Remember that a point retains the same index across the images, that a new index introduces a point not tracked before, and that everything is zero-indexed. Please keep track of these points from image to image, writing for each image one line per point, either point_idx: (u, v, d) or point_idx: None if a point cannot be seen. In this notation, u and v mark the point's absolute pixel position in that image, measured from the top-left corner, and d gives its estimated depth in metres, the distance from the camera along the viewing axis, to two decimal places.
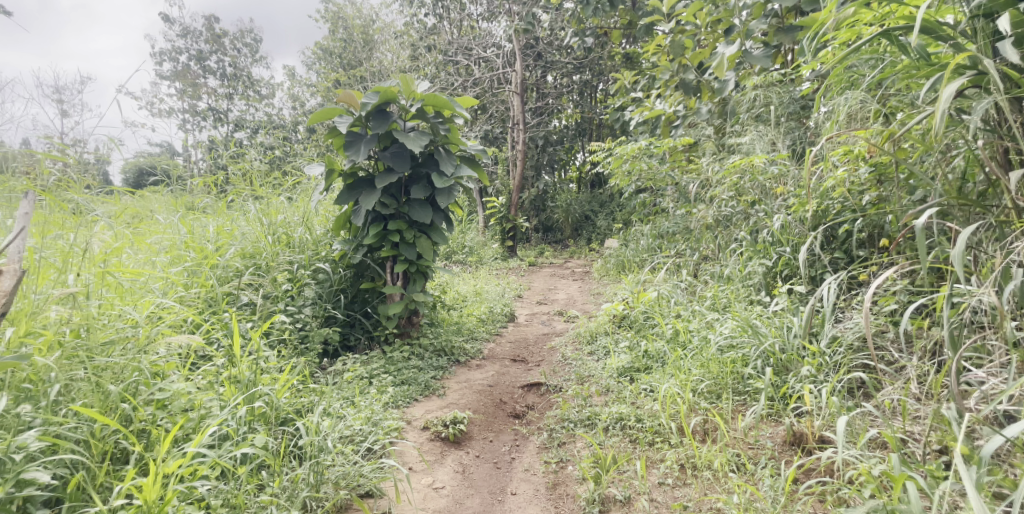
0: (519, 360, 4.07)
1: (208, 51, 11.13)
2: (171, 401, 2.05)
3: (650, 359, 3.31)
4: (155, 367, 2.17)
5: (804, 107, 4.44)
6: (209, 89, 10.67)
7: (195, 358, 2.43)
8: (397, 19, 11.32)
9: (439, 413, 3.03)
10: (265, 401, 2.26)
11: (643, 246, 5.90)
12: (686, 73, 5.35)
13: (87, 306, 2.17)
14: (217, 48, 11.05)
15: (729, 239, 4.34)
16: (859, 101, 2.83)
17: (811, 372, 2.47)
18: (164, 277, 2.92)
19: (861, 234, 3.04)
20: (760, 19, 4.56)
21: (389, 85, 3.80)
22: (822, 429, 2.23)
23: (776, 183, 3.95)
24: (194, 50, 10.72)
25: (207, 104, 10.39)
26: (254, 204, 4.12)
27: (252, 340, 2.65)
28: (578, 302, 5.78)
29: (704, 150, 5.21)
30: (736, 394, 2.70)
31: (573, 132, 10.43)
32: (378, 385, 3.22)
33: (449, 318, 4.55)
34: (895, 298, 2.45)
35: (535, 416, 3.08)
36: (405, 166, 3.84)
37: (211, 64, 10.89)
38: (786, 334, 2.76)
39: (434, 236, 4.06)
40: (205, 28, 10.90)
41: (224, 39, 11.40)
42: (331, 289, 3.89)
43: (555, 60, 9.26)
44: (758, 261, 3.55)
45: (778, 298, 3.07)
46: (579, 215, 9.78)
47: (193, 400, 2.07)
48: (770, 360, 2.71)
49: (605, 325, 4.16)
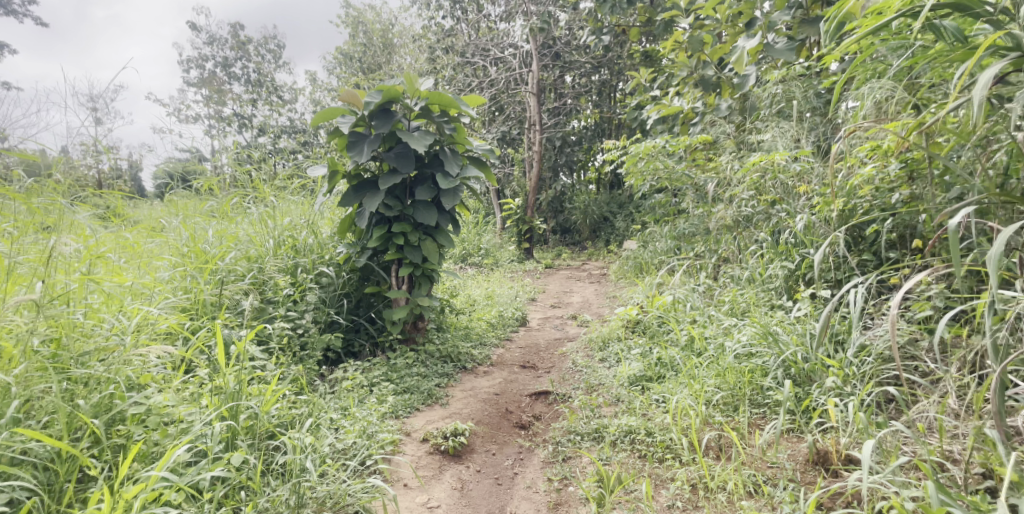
0: (528, 367, 3.91)
1: (233, 58, 11.44)
2: (146, 416, 1.96)
3: (663, 368, 3.14)
4: (133, 379, 2.08)
5: (828, 102, 4.23)
6: (234, 95, 10.82)
7: (183, 368, 2.32)
8: (415, 22, 11.29)
9: (440, 423, 2.89)
10: (249, 414, 2.16)
11: (661, 248, 5.72)
12: (704, 69, 5.17)
13: (65, 314, 2.08)
14: (242, 56, 11.46)
15: (749, 241, 4.16)
16: (885, 90, 2.66)
17: (836, 384, 2.29)
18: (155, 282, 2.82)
19: (891, 235, 2.84)
20: (783, 11, 4.36)
21: (394, 83, 3.69)
22: (849, 447, 2.06)
23: (799, 181, 3.76)
24: (220, 57, 11.33)
25: (233, 109, 10.56)
26: (258, 207, 4.03)
27: (243, 348, 2.53)
28: (594, 305, 5.62)
29: (724, 148, 5.02)
30: (755, 407, 2.53)
31: (591, 133, 10.24)
32: (379, 393, 3.10)
33: (457, 322, 4.42)
34: (930, 304, 2.26)
35: (541, 427, 2.93)
36: (409, 166, 3.71)
37: (236, 70, 11.29)
38: (809, 342, 2.57)
39: (440, 239, 3.93)
40: (232, 35, 11.42)
41: (249, 46, 11.64)
42: (335, 293, 3.78)
43: (573, 60, 9.08)
44: (779, 263, 3.36)
45: (801, 303, 2.88)
46: (596, 216, 9.62)
47: (171, 415, 1.99)
48: (792, 370, 2.53)
49: (618, 331, 3.99)
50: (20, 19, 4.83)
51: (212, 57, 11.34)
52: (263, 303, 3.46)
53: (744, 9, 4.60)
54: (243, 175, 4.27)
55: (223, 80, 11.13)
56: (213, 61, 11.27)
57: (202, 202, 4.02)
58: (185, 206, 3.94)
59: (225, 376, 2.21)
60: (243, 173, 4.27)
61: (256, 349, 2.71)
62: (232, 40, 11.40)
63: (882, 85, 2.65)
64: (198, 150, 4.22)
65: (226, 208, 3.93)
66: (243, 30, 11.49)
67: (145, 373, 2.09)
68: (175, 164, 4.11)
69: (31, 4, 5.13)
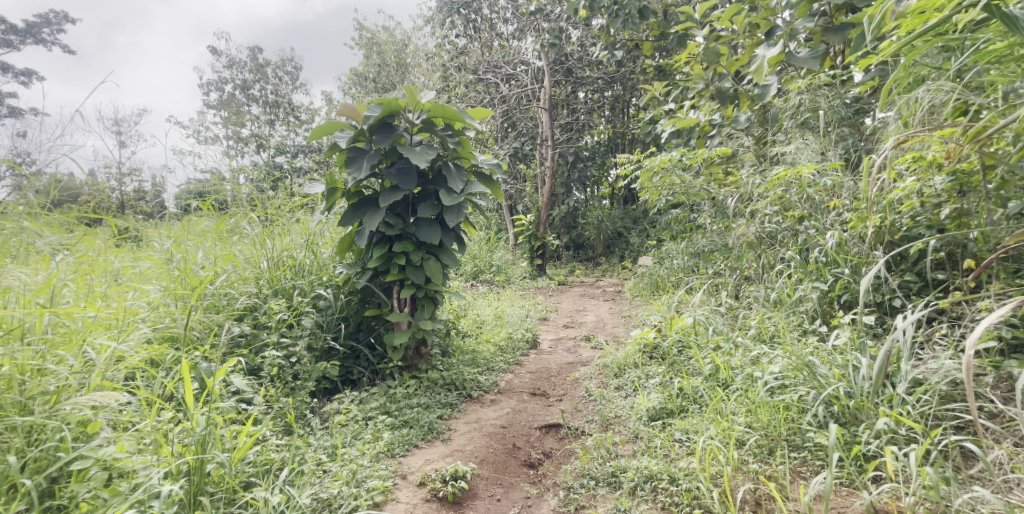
0: (539, 394, 3.64)
1: (252, 81, 11.35)
2: (92, 471, 1.79)
3: (686, 400, 2.86)
4: (85, 426, 1.89)
5: (858, 112, 3.95)
6: (252, 117, 10.62)
7: (150, 410, 2.11)
8: (428, 41, 11.14)
9: (440, 463, 2.63)
10: (217, 464, 1.96)
11: (679, 265, 5.44)
12: (721, 81, 4.91)
13: (15, 351, 1.89)
14: (260, 78, 11.48)
15: (775, 258, 3.85)
16: (940, 94, 2.49)
17: (889, 427, 2.05)
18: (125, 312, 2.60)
19: (939, 254, 2.58)
20: (806, 18, 4.10)
21: (395, 97, 3.47)
22: (912, 507, 1.80)
23: (828, 196, 3.49)
24: (238, 80, 11.30)
25: (251, 130, 10.25)
26: (254, 226, 3.80)
27: (218, 384, 2.29)
28: (608, 325, 5.33)
29: (743, 162, 4.74)
30: (792, 450, 2.26)
31: (605, 148, 10.00)
32: (374, 429, 2.85)
33: (464, 346, 4.15)
34: (996, 333, 2.01)
35: (551, 467, 2.67)
36: (411, 183, 3.47)
37: (254, 92, 11.25)
38: (853, 376, 2.30)
39: (445, 258, 3.67)
40: (250, 58, 11.46)
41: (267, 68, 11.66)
42: (333, 317, 3.54)
43: (585, 75, 8.83)
44: (810, 284, 3.09)
45: (841, 331, 2.60)
46: (611, 231, 9.37)
47: (123, 468, 1.81)
48: (835, 409, 2.26)
49: (634, 356, 3.69)
50: (45, 48, 4.79)
51: (231, 80, 11.32)
52: (254, 330, 3.24)
53: (765, 18, 4.36)
54: (250, 193, 4.07)
55: (241, 103, 11.09)
56: (232, 84, 11.25)
57: (198, 221, 3.82)
58: (182, 224, 3.74)
59: (195, 418, 2.02)
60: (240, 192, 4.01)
61: (240, 383, 2.53)
62: (251, 63, 11.38)
63: (939, 87, 2.47)
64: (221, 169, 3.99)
65: (222, 227, 3.73)
66: (261, 53, 11.49)
67: (96, 420, 1.90)
68: (195, 183, 3.93)
69: (60, 33, 5.10)
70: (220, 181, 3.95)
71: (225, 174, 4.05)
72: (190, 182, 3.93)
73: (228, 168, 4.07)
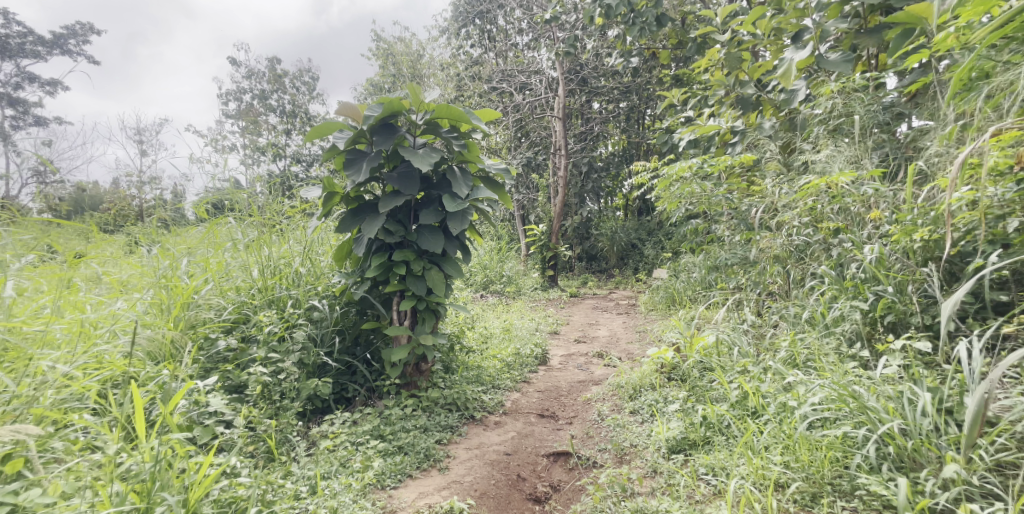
0: (547, 417, 3.35)
1: (270, 91, 11.23)
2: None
3: (711, 430, 2.56)
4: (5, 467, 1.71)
5: (896, 117, 3.65)
6: (269, 126, 10.42)
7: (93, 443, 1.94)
8: (443, 52, 10.95)
9: (434, 498, 2.38)
10: (167, 507, 1.79)
11: (697, 279, 5.14)
12: (744, 87, 4.62)
13: None
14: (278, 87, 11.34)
15: (805, 273, 3.54)
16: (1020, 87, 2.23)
17: (960, 476, 1.80)
18: (83, 330, 2.39)
19: (1001, 273, 2.29)
20: (838, 20, 3.82)
21: (397, 95, 3.21)
22: None
23: (866, 207, 3.19)
24: (257, 90, 11.20)
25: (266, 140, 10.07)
26: (247, 230, 3.53)
27: (172, 411, 2.09)
28: (622, 340, 5.04)
29: (767, 170, 4.43)
30: (839, 497, 1.98)
31: (619, 158, 9.73)
32: (365, 454, 2.60)
33: (468, 362, 3.87)
34: None
35: (558, 505, 2.40)
36: (413, 188, 3.20)
37: (272, 101, 11.14)
38: (910, 412, 2.01)
39: (448, 268, 3.39)
40: (269, 68, 11.37)
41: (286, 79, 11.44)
42: (327, 329, 3.27)
43: (600, 85, 8.55)
44: (848, 303, 2.78)
45: (892, 358, 2.30)
46: (624, 243, 9.08)
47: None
48: (889, 450, 1.98)
49: (651, 377, 3.38)
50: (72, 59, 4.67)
51: (249, 90, 11.22)
52: (243, 344, 3.01)
53: (793, 20, 4.07)
54: (263, 199, 3.82)
55: (259, 113, 11.00)
56: (251, 95, 11.17)
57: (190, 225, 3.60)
58: (173, 230, 3.51)
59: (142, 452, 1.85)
60: (251, 197, 3.75)
61: (216, 403, 2.36)
62: (269, 73, 11.23)
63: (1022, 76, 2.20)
64: (235, 177, 3.73)
65: (215, 234, 3.50)
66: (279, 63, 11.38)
67: (17, 460, 1.73)
68: (215, 191, 3.71)
69: (85, 44, 4.96)
70: (235, 189, 3.69)
71: (244, 183, 3.79)
72: (208, 191, 3.70)
73: (245, 176, 3.81)
